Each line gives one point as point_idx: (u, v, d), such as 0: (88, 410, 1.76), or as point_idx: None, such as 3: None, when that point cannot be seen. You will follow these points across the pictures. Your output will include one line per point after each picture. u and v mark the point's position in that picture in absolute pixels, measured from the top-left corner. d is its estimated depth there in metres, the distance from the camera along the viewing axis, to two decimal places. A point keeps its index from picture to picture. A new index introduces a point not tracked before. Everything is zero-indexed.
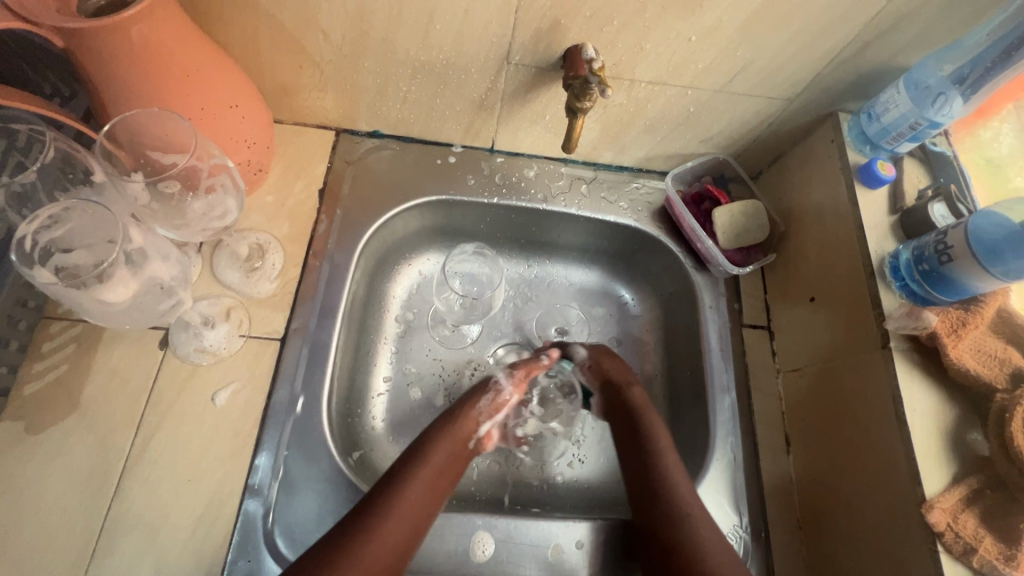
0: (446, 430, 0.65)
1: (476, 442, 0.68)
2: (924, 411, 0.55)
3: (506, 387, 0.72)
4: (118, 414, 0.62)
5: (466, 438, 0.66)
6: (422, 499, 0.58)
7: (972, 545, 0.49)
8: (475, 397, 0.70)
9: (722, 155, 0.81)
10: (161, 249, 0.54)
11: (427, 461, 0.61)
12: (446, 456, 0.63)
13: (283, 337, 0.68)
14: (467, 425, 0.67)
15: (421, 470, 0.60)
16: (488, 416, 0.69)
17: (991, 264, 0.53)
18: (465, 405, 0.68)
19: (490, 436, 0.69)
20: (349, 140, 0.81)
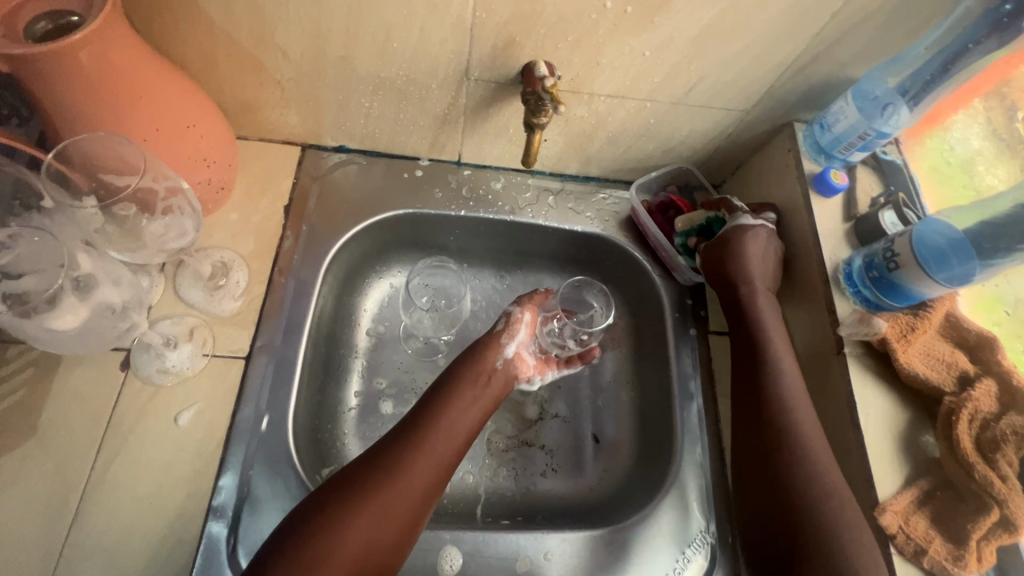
0: (469, 370, 0.66)
1: (505, 364, 0.69)
2: (877, 415, 0.57)
3: (516, 310, 0.73)
4: (78, 438, 0.61)
5: (490, 370, 0.67)
6: (449, 435, 0.60)
7: (923, 546, 0.50)
8: (492, 328, 0.72)
9: (686, 164, 0.83)
10: (113, 273, 0.54)
11: (453, 401, 0.63)
12: (473, 397, 0.64)
13: (247, 355, 0.68)
14: (490, 354, 0.68)
15: (447, 407, 0.62)
16: (510, 337, 0.71)
17: (937, 270, 0.55)
18: (485, 339, 0.70)
19: (522, 357, 0.72)
20: (315, 156, 0.81)
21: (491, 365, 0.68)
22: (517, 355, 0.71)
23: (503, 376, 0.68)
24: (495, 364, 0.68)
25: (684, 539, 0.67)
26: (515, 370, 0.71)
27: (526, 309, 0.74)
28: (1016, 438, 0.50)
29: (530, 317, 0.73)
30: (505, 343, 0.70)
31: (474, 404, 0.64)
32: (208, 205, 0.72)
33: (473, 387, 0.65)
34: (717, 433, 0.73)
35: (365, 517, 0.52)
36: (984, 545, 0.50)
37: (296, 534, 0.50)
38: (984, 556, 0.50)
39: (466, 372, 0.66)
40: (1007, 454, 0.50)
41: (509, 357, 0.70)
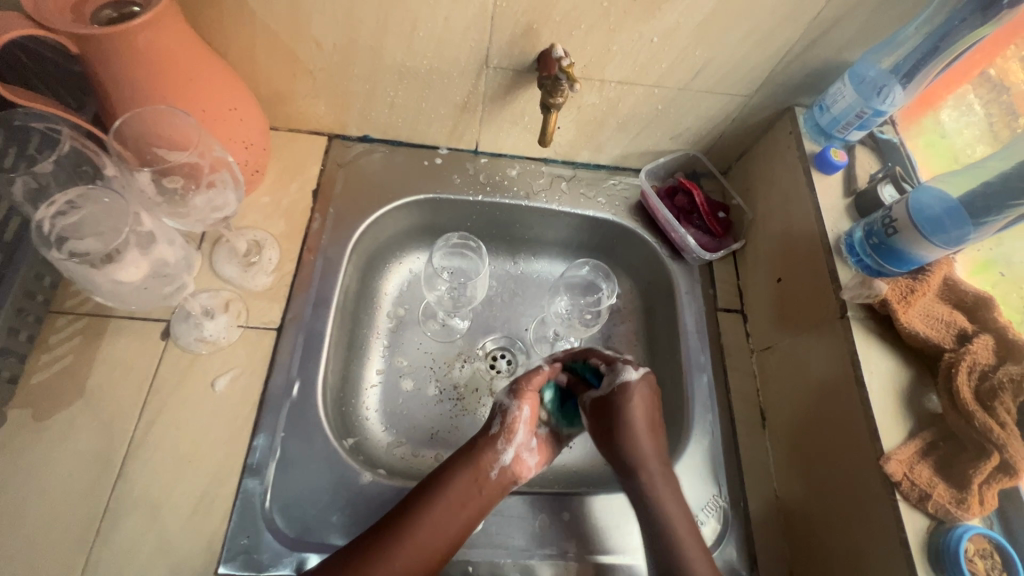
0: (463, 472, 0.63)
1: (501, 471, 0.65)
2: (881, 373, 0.59)
3: (512, 406, 0.67)
4: (122, 400, 0.65)
5: (482, 479, 0.63)
6: (433, 536, 0.59)
7: (927, 491, 0.52)
8: (488, 429, 0.67)
9: (692, 151, 0.87)
10: (167, 234, 0.60)
11: (443, 498, 0.61)
12: (464, 494, 0.62)
13: (279, 327, 0.72)
14: (485, 462, 0.64)
15: (430, 511, 0.60)
16: (505, 443, 0.66)
17: (934, 234, 0.58)
18: (481, 442, 0.65)
19: (521, 462, 0.66)
20: (341, 145, 0.85)
21: (488, 472, 0.64)
22: (516, 459, 0.66)
23: (501, 486, 0.64)
24: (490, 474, 0.64)
25: (697, 504, 0.68)
26: (515, 475, 0.66)
27: (523, 404, 0.67)
28: (1014, 386, 0.53)
29: (527, 412, 0.67)
30: (500, 450, 0.65)
31: (465, 502, 0.61)
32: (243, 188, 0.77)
33: (466, 482, 0.62)
34: (728, 403, 0.75)
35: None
36: (985, 489, 0.52)
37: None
38: (986, 500, 0.52)
39: (461, 468, 0.63)
40: (1005, 402, 0.53)
41: (505, 465, 0.65)
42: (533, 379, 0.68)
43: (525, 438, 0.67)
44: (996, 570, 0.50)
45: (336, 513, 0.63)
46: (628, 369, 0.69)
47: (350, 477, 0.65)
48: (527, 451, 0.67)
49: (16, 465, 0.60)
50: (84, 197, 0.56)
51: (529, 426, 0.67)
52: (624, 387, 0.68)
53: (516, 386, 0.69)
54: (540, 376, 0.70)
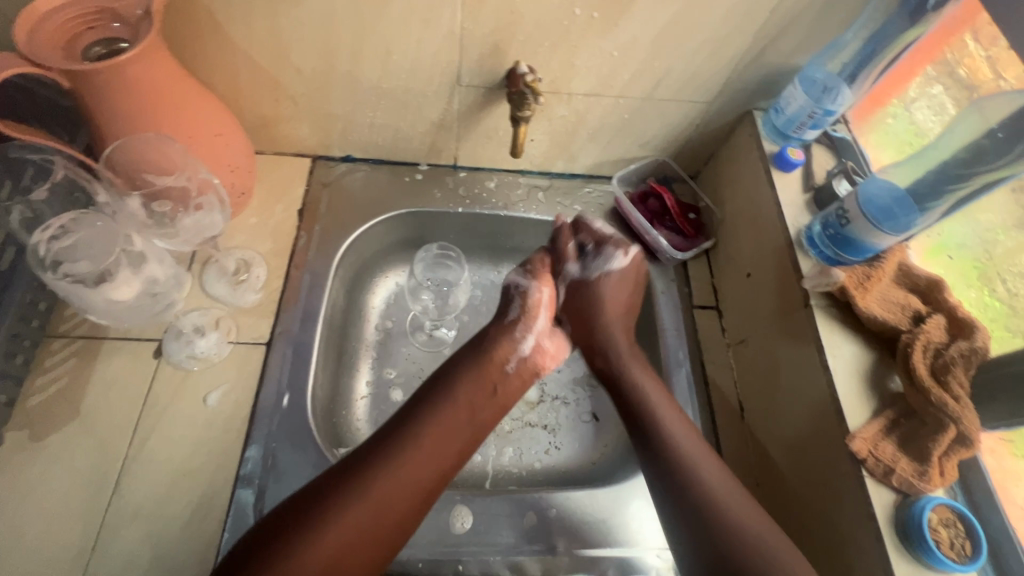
0: (475, 369, 0.66)
1: (520, 360, 0.70)
2: (845, 357, 0.62)
3: (530, 288, 0.74)
4: (117, 418, 0.66)
5: (500, 367, 0.68)
6: (447, 433, 0.61)
7: (891, 466, 0.55)
8: (507, 317, 0.72)
9: (662, 157, 0.91)
10: (158, 253, 0.68)
11: (458, 393, 0.64)
12: (478, 392, 0.65)
13: (268, 341, 0.74)
14: (504, 352, 0.69)
15: (452, 402, 0.63)
16: (526, 330, 0.72)
17: (883, 223, 0.62)
18: (500, 332, 0.70)
19: (540, 351, 0.72)
20: (324, 166, 0.89)
21: (503, 363, 0.68)
22: (536, 347, 0.72)
23: (518, 375, 0.69)
24: (508, 367, 0.68)
25: None
26: (534, 365, 0.71)
27: (542, 285, 0.74)
28: (965, 360, 0.56)
29: (547, 292, 0.74)
30: (519, 337, 0.71)
31: (477, 399, 0.65)
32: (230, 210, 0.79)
33: (479, 383, 0.65)
34: (707, 396, 0.78)
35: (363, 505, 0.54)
36: (945, 461, 0.54)
37: (299, 512, 0.53)
38: (945, 472, 0.54)
39: (473, 367, 0.66)
40: (958, 376, 0.55)
41: (523, 355, 0.70)
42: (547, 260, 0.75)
43: (543, 325, 0.73)
44: (960, 538, 0.52)
45: None
46: (618, 255, 0.75)
47: None
48: (547, 339, 0.73)
49: (14, 484, 0.61)
50: (78, 221, 0.64)
51: (548, 309, 0.74)
52: (603, 278, 0.75)
53: (532, 270, 0.75)
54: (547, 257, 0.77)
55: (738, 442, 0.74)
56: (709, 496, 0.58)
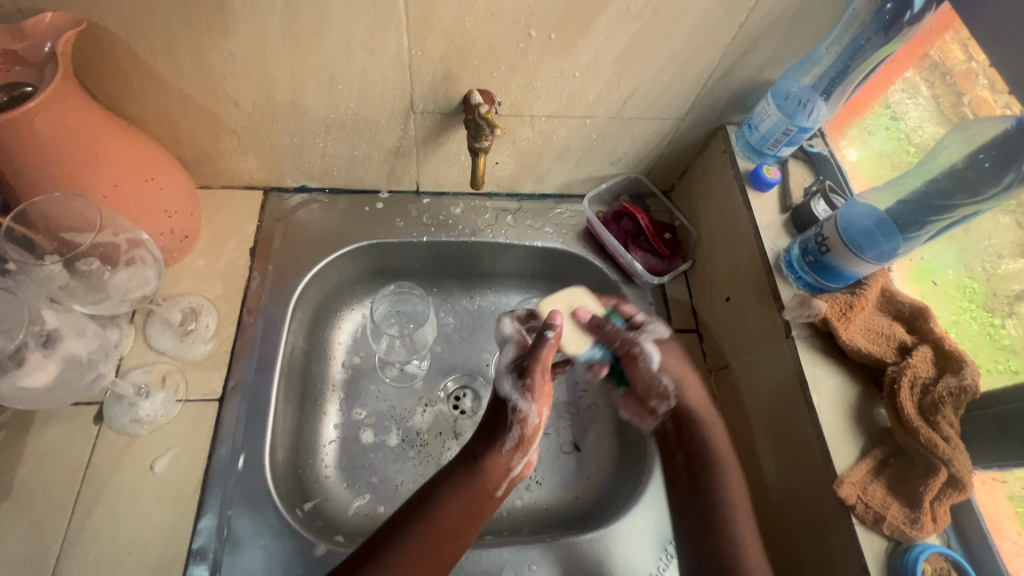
0: (462, 488, 0.62)
1: (510, 480, 0.66)
2: (828, 391, 0.59)
3: (529, 411, 0.67)
4: (55, 494, 0.61)
5: (489, 488, 0.64)
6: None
7: (881, 513, 0.52)
8: (505, 441, 0.66)
9: (634, 174, 0.87)
10: (77, 326, 0.56)
11: (432, 535, 0.58)
12: (458, 529, 0.60)
13: (220, 396, 0.69)
14: (496, 477, 0.64)
15: (434, 528, 0.59)
16: (520, 453, 0.67)
17: (865, 251, 0.59)
18: (495, 457, 0.65)
19: (529, 466, 0.68)
20: (277, 198, 0.83)
21: (492, 483, 0.64)
22: (527, 466, 0.68)
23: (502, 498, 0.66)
24: (496, 493, 0.65)
25: (665, 536, 0.68)
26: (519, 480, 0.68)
27: (540, 406, 0.68)
28: (953, 399, 0.53)
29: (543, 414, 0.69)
30: (515, 461, 0.66)
31: (455, 538, 0.59)
32: (174, 253, 0.74)
33: (461, 519, 0.60)
34: None
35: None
36: (937, 505, 0.52)
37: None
38: (938, 517, 0.52)
39: (455, 499, 0.61)
40: (947, 416, 0.53)
41: (513, 476, 0.66)
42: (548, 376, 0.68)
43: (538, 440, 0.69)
44: None
45: None
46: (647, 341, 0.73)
47: (303, 548, 0.63)
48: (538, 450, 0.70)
49: None
50: None
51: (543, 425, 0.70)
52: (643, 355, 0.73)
53: (531, 389, 0.68)
54: (546, 374, 0.69)
55: None
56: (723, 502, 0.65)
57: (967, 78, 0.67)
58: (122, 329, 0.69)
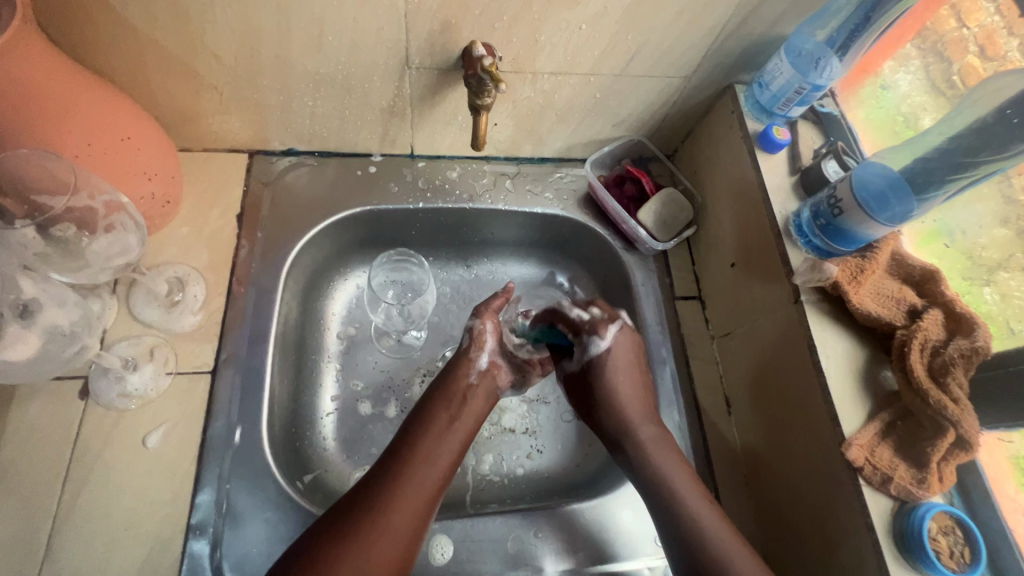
0: (444, 389, 0.66)
1: (482, 378, 0.68)
2: (838, 356, 0.59)
3: (475, 323, 0.71)
4: (42, 472, 0.59)
5: (466, 389, 0.66)
6: (427, 469, 0.58)
7: (889, 474, 0.52)
8: (459, 347, 0.70)
9: (637, 137, 0.84)
10: (55, 296, 0.50)
11: (428, 425, 0.62)
12: (452, 415, 0.64)
13: (213, 369, 0.66)
14: (460, 371, 0.67)
15: (427, 428, 0.62)
16: (478, 352, 0.69)
17: (879, 212, 0.57)
18: (455, 359, 0.69)
19: (498, 365, 0.70)
20: (264, 161, 0.79)
21: (468, 384, 0.67)
22: (492, 364, 0.69)
23: (483, 390, 0.67)
24: (468, 381, 0.67)
25: None
26: (494, 381, 0.69)
27: (487, 320, 0.71)
28: (965, 360, 0.52)
29: (492, 325, 0.71)
30: (475, 358, 0.69)
31: (452, 424, 0.63)
32: (157, 220, 0.70)
33: (448, 411, 0.64)
34: (692, 392, 0.75)
35: (354, 566, 0.50)
36: (943, 466, 0.52)
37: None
38: (944, 476, 0.52)
39: (436, 403, 0.65)
40: (958, 377, 0.52)
41: (482, 370, 0.68)
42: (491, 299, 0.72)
43: (498, 346, 0.71)
44: (960, 545, 0.50)
45: None
46: (595, 341, 0.67)
47: (306, 521, 0.62)
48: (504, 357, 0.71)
49: None
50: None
51: (499, 336, 0.71)
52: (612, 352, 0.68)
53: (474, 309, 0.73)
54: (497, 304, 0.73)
55: (725, 438, 0.72)
56: (707, 539, 0.55)
57: (958, 46, 0.69)
58: (104, 300, 0.66)
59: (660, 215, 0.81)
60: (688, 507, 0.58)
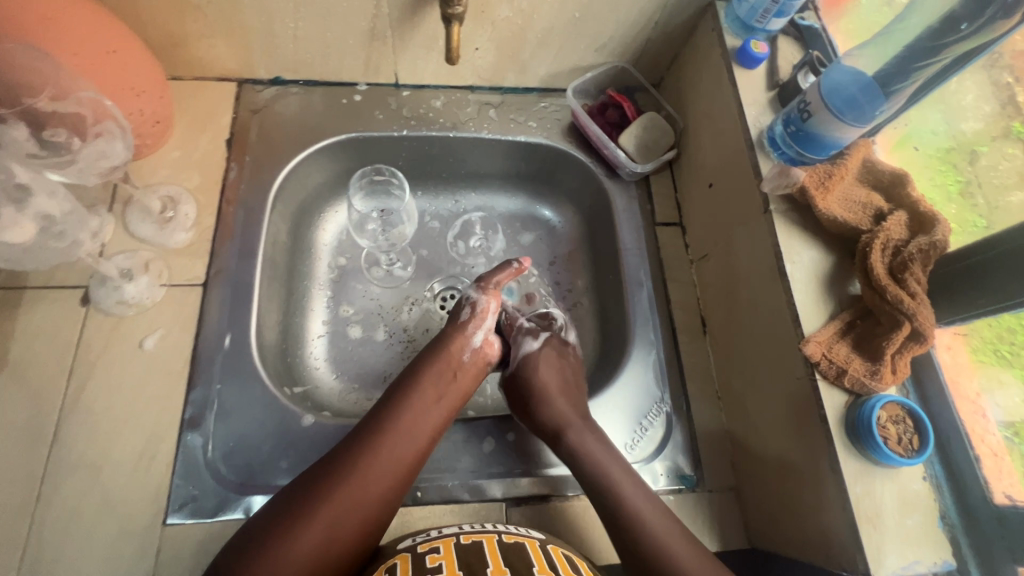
0: (437, 357, 0.66)
1: (473, 353, 0.69)
2: (804, 262, 0.60)
3: (481, 298, 0.72)
4: (48, 369, 0.63)
5: (458, 360, 0.67)
6: (413, 435, 0.59)
7: (843, 367, 0.54)
8: (458, 318, 0.71)
9: (620, 63, 0.84)
10: (49, 185, 0.55)
11: (417, 392, 0.62)
12: (441, 387, 0.64)
13: (204, 283, 0.70)
14: (456, 346, 0.68)
15: (418, 394, 0.62)
16: (477, 327, 0.71)
17: (846, 114, 0.57)
18: (450, 331, 0.70)
19: (490, 342, 0.71)
20: (252, 90, 0.81)
21: (460, 357, 0.68)
22: (486, 341, 0.71)
23: (473, 368, 0.68)
24: (463, 357, 0.68)
25: (640, 412, 0.70)
26: (487, 355, 0.70)
27: (490, 297, 0.72)
28: (923, 256, 0.53)
29: (496, 303, 0.72)
30: (471, 333, 0.70)
31: (441, 394, 0.63)
32: (148, 142, 0.72)
33: (439, 380, 0.64)
34: (669, 314, 0.76)
35: (326, 520, 0.51)
36: (898, 358, 0.53)
37: (257, 538, 0.49)
38: (898, 369, 0.54)
39: (429, 368, 0.65)
40: (915, 273, 0.53)
41: (476, 346, 0.69)
42: (499, 273, 0.73)
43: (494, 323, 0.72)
44: (908, 433, 0.52)
45: (283, 457, 0.64)
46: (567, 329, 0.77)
47: (292, 420, 0.65)
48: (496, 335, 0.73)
49: None
50: None
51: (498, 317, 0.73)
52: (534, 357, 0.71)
53: (483, 281, 0.73)
54: (508, 273, 0.74)
55: (699, 357, 0.74)
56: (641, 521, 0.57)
57: None
58: (101, 217, 0.69)
59: (640, 140, 0.82)
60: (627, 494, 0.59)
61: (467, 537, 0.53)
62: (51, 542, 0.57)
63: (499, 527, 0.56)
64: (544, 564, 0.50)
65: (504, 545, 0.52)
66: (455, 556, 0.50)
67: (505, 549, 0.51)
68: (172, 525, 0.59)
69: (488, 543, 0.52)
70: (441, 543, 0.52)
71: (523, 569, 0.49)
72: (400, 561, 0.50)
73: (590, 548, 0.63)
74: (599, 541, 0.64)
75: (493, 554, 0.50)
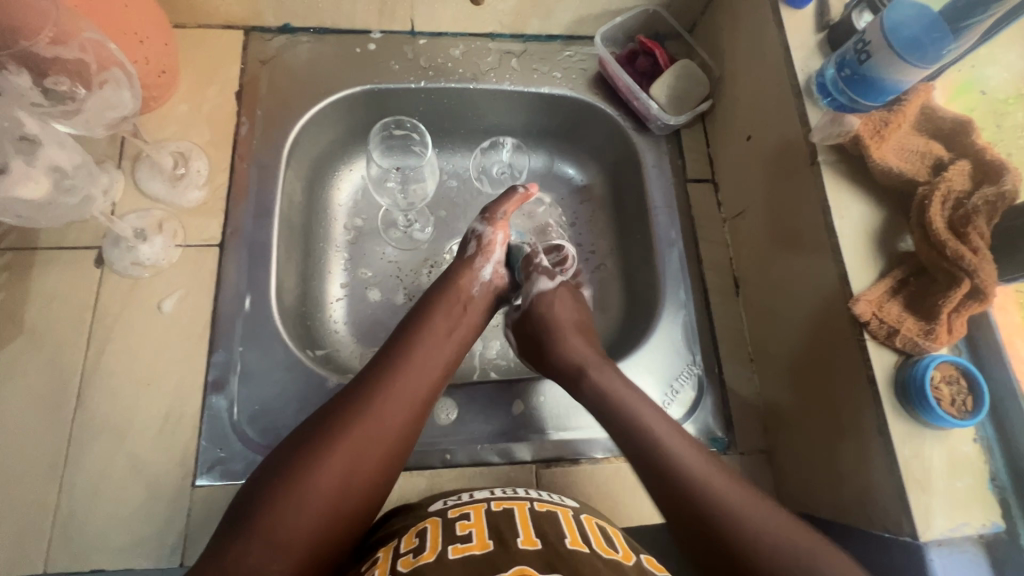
0: (444, 291, 0.65)
1: (483, 287, 0.67)
2: (853, 218, 0.56)
3: (487, 231, 0.70)
4: (67, 332, 0.62)
5: (467, 295, 0.66)
6: (425, 368, 0.57)
7: (895, 327, 0.51)
8: (464, 253, 0.69)
9: (652, 6, 0.79)
10: (57, 136, 0.54)
11: (427, 328, 0.60)
12: (450, 322, 0.62)
13: (220, 243, 0.67)
14: (463, 279, 0.66)
15: (427, 329, 0.60)
16: (484, 259, 0.69)
17: (909, 54, 0.53)
18: (456, 266, 0.68)
19: (500, 275, 0.69)
20: (259, 38, 0.76)
21: (469, 290, 0.66)
22: (495, 274, 0.69)
23: (483, 301, 0.67)
24: (471, 291, 0.66)
25: (671, 374, 0.68)
26: (496, 288, 0.69)
27: (497, 229, 0.70)
28: (989, 209, 0.50)
29: (502, 236, 0.70)
30: (478, 266, 0.68)
31: (451, 330, 0.62)
32: (154, 94, 0.69)
33: (448, 315, 0.63)
34: (699, 273, 0.74)
35: (345, 454, 0.48)
36: (954, 317, 0.51)
37: (278, 476, 0.47)
38: (953, 329, 0.51)
39: (436, 304, 0.63)
40: (978, 226, 0.50)
41: (484, 279, 0.68)
42: (506, 202, 0.71)
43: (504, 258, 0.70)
44: (962, 395, 0.50)
45: None
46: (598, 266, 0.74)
47: (316, 383, 0.64)
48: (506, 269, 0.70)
49: None
50: None
51: (506, 248, 0.71)
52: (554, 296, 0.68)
53: (489, 213, 0.71)
54: (513, 201, 0.72)
55: (731, 318, 0.72)
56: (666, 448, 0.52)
57: None
58: (110, 174, 0.66)
59: (671, 91, 0.77)
60: (643, 422, 0.54)
61: (497, 503, 0.50)
62: (81, 504, 0.56)
63: (529, 493, 0.53)
64: (578, 536, 0.46)
65: (535, 513, 0.48)
66: (485, 522, 0.46)
67: (536, 516, 0.47)
68: (202, 487, 0.58)
69: (521, 510, 0.49)
70: (471, 509, 0.49)
71: (555, 539, 0.45)
72: (430, 526, 0.47)
73: (621, 509, 0.62)
74: (631, 503, 0.63)
75: (525, 522, 0.46)
